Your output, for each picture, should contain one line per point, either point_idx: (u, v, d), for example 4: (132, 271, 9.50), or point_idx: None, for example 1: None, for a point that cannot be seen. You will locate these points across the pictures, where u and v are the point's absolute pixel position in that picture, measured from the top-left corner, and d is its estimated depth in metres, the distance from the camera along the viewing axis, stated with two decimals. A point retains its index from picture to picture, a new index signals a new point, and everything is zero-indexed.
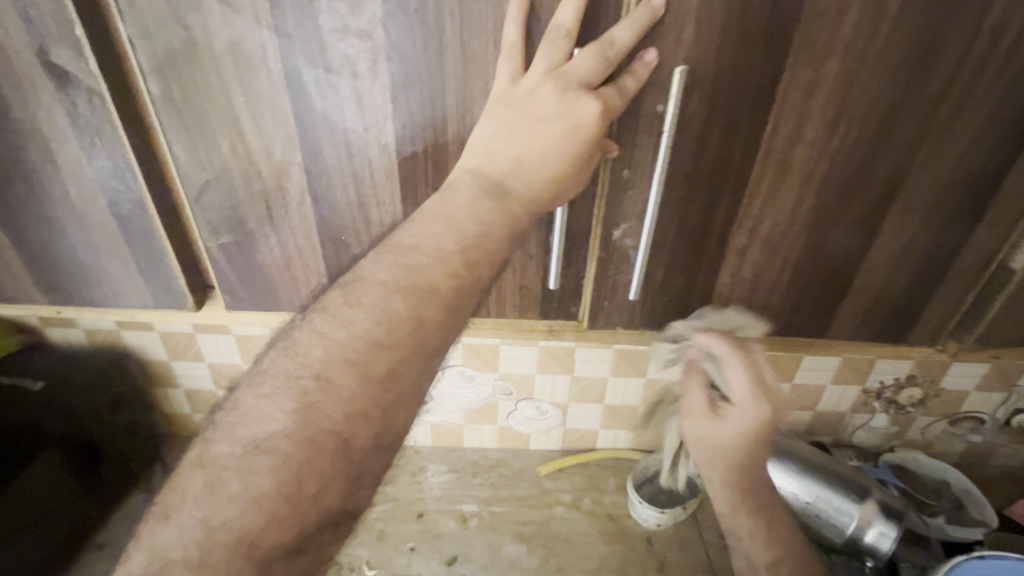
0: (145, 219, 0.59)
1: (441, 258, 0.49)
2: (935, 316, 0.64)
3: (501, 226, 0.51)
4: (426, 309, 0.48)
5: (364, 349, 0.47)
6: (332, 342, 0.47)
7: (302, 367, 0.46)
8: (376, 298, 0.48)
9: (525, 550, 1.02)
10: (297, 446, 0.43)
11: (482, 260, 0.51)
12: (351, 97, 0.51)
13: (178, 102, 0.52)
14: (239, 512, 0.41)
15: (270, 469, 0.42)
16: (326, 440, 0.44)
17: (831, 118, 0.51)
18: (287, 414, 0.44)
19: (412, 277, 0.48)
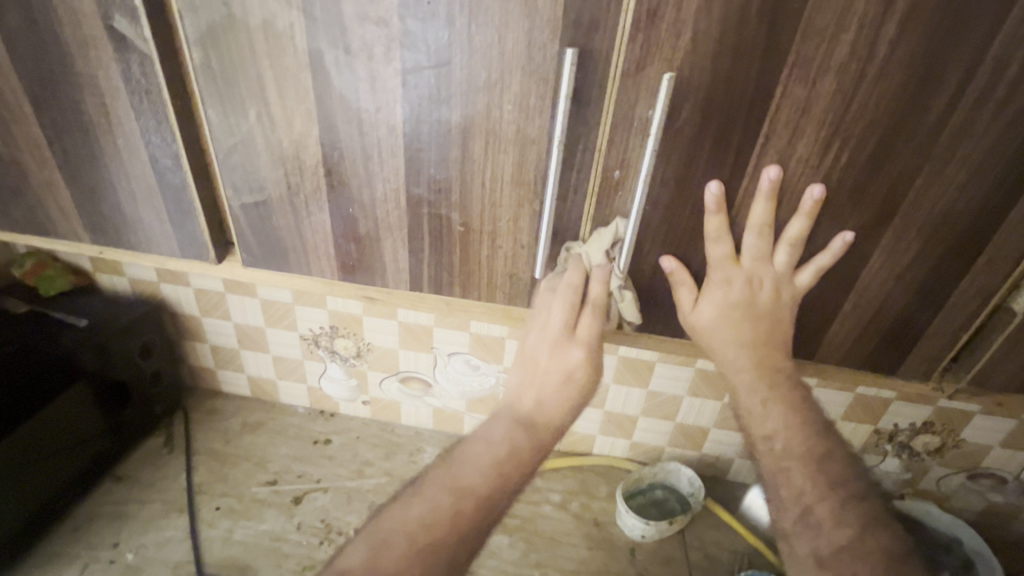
0: (180, 175, 0.66)
1: (507, 439, 0.64)
2: (931, 348, 0.63)
3: (530, 443, 0.65)
4: (500, 461, 0.62)
5: (472, 481, 0.60)
6: (453, 462, 0.63)
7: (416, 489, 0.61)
8: (471, 458, 0.63)
9: (507, 541, 1.02)
10: (418, 538, 0.56)
11: (524, 453, 0.64)
12: (366, 78, 0.55)
13: (215, 71, 0.58)
14: (359, 560, 0.55)
15: (397, 528, 0.57)
16: (437, 540, 0.56)
17: (825, 137, 0.53)
18: (414, 513, 0.58)
19: (489, 442, 0.64)
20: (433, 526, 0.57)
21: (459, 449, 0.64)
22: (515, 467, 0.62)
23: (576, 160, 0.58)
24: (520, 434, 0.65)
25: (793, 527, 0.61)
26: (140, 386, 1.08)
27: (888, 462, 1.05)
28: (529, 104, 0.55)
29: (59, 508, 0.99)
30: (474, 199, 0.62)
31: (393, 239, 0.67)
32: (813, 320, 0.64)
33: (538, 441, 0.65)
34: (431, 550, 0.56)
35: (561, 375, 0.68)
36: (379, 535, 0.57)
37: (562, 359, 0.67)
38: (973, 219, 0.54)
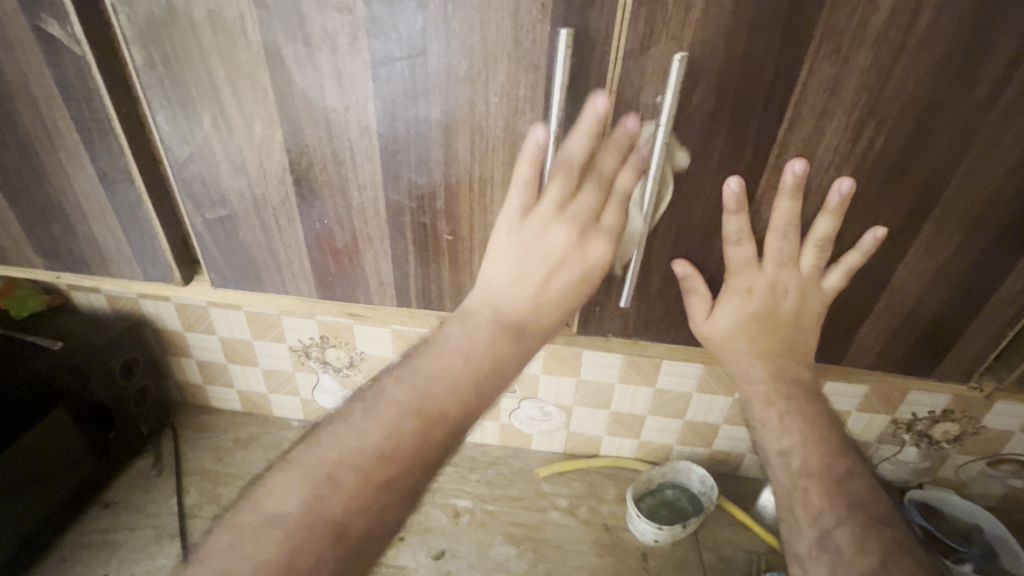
0: (134, 191, 0.59)
1: (467, 347, 0.51)
2: (970, 347, 0.58)
3: (513, 353, 0.52)
4: (468, 380, 0.50)
5: (443, 373, 0.50)
6: (405, 381, 0.49)
7: (319, 465, 0.45)
8: (447, 344, 0.52)
9: (513, 552, 0.97)
10: (374, 459, 0.45)
11: (485, 365, 0.51)
12: (331, 74, 0.49)
13: (160, 72, 0.51)
14: (293, 507, 0.43)
15: (331, 467, 0.45)
16: (406, 438, 0.47)
17: (858, 121, 0.46)
18: (365, 438, 0.46)
19: (463, 350, 0.51)
20: (389, 434, 0.46)
21: (435, 333, 0.53)
22: (475, 376, 0.50)
23: (574, 157, 0.51)
24: (489, 352, 0.52)
25: (807, 553, 0.53)
26: (126, 406, 1.02)
27: (906, 452, 1.00)
28: (517, 96, 0.48)
29: (43, 542, 0.93)
30: (461, 203, 0.56)
31: (374, 250, 0.60)
32: (842, 321, 0.59)
33: (526, 346, 0.54)
34: (402, 440, 0.46)
35: (576, 276, 0.53)
36: (319, 472, 0.45)
37: (576, 255, 0.53)
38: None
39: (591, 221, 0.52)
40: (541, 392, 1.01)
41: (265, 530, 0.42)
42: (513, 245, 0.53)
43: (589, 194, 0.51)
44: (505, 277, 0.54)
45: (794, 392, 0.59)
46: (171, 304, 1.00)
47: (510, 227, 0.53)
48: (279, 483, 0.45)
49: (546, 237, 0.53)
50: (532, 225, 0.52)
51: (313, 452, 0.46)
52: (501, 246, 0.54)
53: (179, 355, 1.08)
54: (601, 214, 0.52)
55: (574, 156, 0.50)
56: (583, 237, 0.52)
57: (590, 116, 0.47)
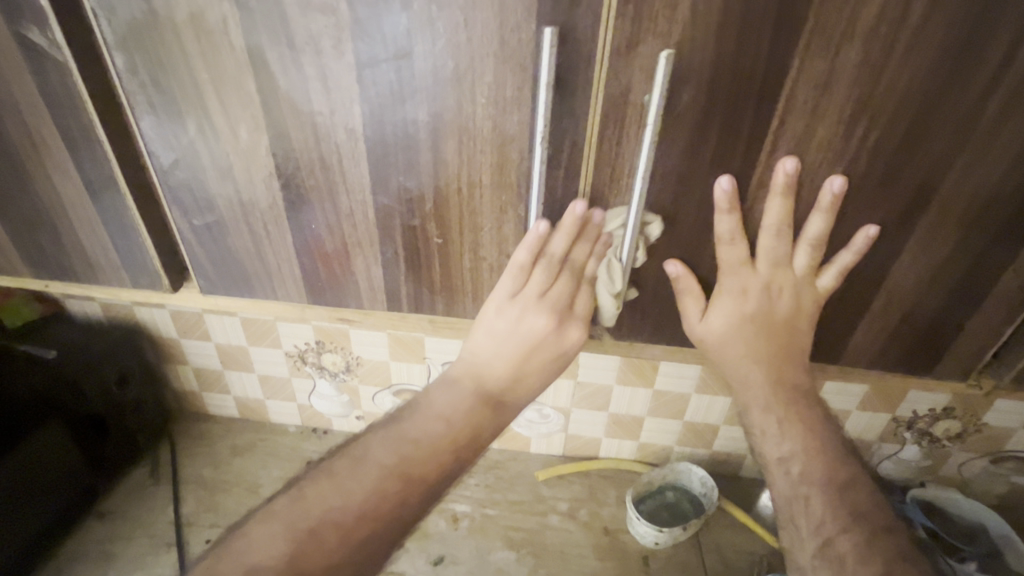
0: (120, 198, 0.59)
1: (447, 417, 0.56)
2: (969, 345, 0.57)
3: (491, 419, 0.57)
4: (446, 445, 0.54)
5: (428, 437, 0.54)
6: (391, 440, 0.54)
7: (302, 517, 0.50)
8: (431, 411, 0.56)
9: (513, 557, 0.96)
10: (353, 520, 0.50)
11: (464, 433, 0.55)
12: (316, 76, 0.48)
13: (143, 77, 0.50)
14: (278, 556, 0.48)
15: (314, 523, 0.49)
16: (386, 500, 0.51)
17: (850, 117, 0.46)
18: (349, 496, 0.51)
19: (444, 418, 0.55)
20: (369, 498, 0.51)
21: (419, 399, 0.58)
22: (454, 445, 0.55)
23: (563, 159, 0.51)
24: (471, 420, 0.56)
25: (810, 561, 0.54)
26: (121, 415, 1.01)
27: (907, 450, 0.99)
28: (505, 97, 0.48)
29: (38, 553, 0.92)
30: (450, 207, 0.55)
31: (364, 255, 0.59)
32: (840, 320, 0.58)
33: (501, 419, 0.58)
34: (382, 497, 0.51)
35: (549, 357, 0.58)
36: (300, 527, 0.49)
37: (551, 344, 0.58)
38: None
39: (564, 311, 0.57)
40: (539, 395, 1.00)
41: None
42: (497, 324, 0.57)
43: (563, 288, 0.56)
44: (487, 357, 0.58)
45: (790, 393, 0.59)
46: (165, 311, 0.99)
47: (495, 309, 0.57)
48: (258, 533, 0.49)
49: (523, 323, 0.57)
50: (513, 308, 0.57)
51: (298, 509, 0.50)
52: (487, 320, 0.58)
53: (174, 363, 1.07)
54: (574, 302, 0.57)
55: (556, 252, 0.55)
56: (559, 325, 0.57)
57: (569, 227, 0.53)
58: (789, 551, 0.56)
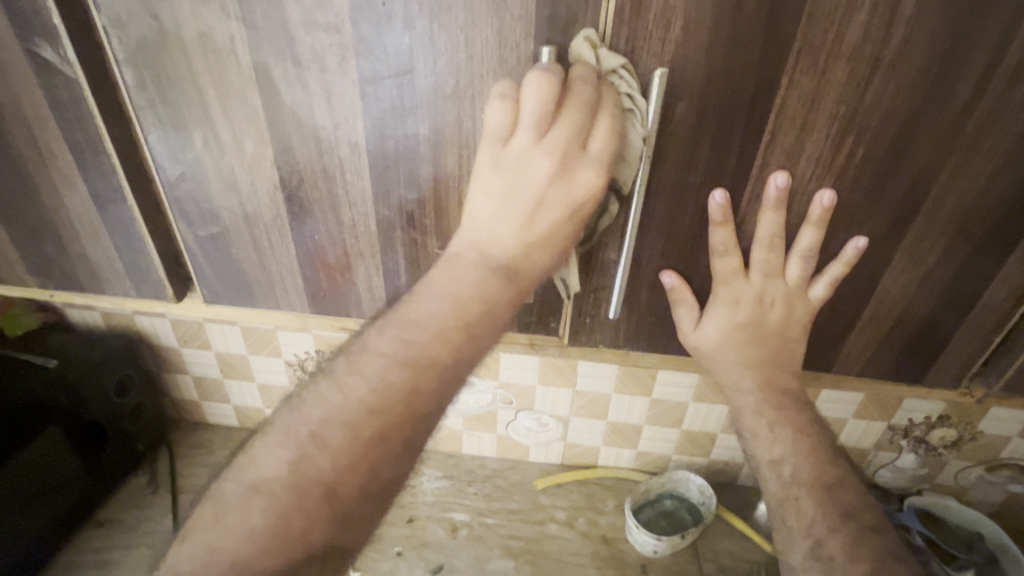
0: (126, 209, 0.60)
1: (442, 312, 0.47)
2: (958, 353, 0.58)
3: (509, 290, 0.48)
4: (455, 324, 0.47)
5: (430, 317, 0.47)
6: (392, 328, 0.47)
7: (302, 422, 0.45)
8: (433, 289, 0.48)
9: (512, 566, 0.96)
10: (359, 414, 0.44)
11: (475, 307, 0.47)
12: (320, 92, 0.49)
13: (151, 93, 0.52)
14: (279, 470, 0.43)
15: (317, 426, 0.44)
16: (392, 391, 0.45)
17: (838, 133, 0.47)
18: (351, 392, 0.45)
19: (450, 294, 0.47)
20: (371, 393, 0.45)
21: (422, 278, 0.50)
22: (465, 325, 0.47)
23: None
24: (477, 294, 0.47)
25: (802, 562, 0.54)
26: (122, 423, 1.01)
27: (903, 457, 0.99)
28: None
29: (38, 561, 0.93)
30: (450, 218, 0.56)
31: (365, 264, 0.60)
32: (833, 329, 0.59)
33: (516, 286, 0.48)
34: (386, 395, 0.45)
35: (562, 214, 0.48)
36: (302, 430, 0.44)
37: (563, 183, 0.47)
38: (1009, 208, 0.49)
39: (575, 154, 0.46)
40: (538, 403, 1.01)
41: (255, 494, 0.43)
42: (491, 180, 0.48)
43: (570, 118, 0.45)
44: (503, 229, 0.48)
45: (784, 402, 0.60)
46: (166, 320, 1.00)
47: (480, 187, 0.48)
48: (265, 443, 0.45)
49: (526, 169, 0.46)
50: (511, 161, 0.47)
51: (296, 413, 0.45)
52: (478, 189, 0.48)
53: (175, 370, 1.08)
54: (590, 137, 0.46)
55: (537, 106, 0.44)
56: (567, 166, 0.46)
57: (536, 83, 0.44)
58: (782, 552, 0.56)
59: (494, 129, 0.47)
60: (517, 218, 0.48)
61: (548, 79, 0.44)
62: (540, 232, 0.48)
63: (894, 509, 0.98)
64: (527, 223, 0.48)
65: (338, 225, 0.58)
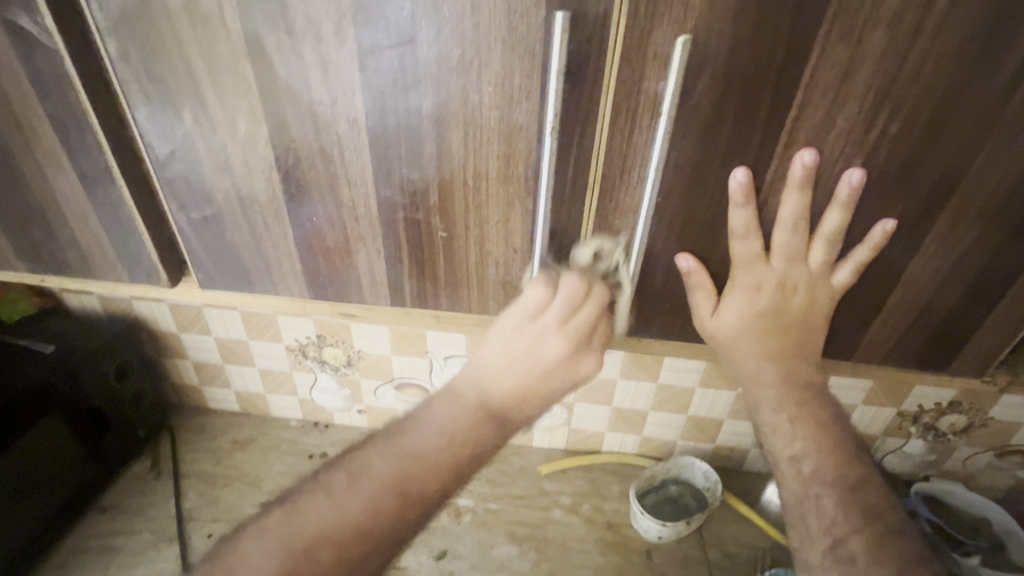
0: (115, 190, 0.57)
1: (460, 402, 0.56)
2: (985, 340, 0.56)
3: (493, 432, 0.55)
4: (448, 467, 0.53)
5: (426, 452, 0.52)
6: (392, 456, 0.52)
7: (298, 533, 0.49)
8: (426, 425, 0.54)
9: (516, 552, 0.95)
10: (350, 535, 0.49)
11: (468, 438, 0.54)
12: (317, 64, 0.46)
13: (137, 66, 0.48)
14: (271, 568, 0.47)
15: (309, 539, 0.49)
16: (383, 515, 0.50)
17: (871, 107, 0.44)
18: (348, 506, 0.50)
19: (444, 433, 0.54)
20: (370, 506, 0.50)
21: (419, 409, 0.56)
22: (453, 457, 0.53)
23: (572, 151, 0.49)
24: (470, 448, 0.54)
25: (821, 562, 0.53)
26: (121, 409, 1.00)
27: (913, 444, 0.98)
28: (513, 85, 0.46)
29: (41, 548, 0.92)
30: (455, 202, 0.53)
31: (366, 249, 0.58)
32: (855, 316, 0.57)
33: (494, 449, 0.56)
34: (378, 516, 0.50)
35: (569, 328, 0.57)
36: (316, 506, 0.50)
37: (566, 367, 0.58)
38: None
39: (580, 347, 0.58)
40: None
41: (257, 572, 0.47)
42: (504, 291, 0.55)
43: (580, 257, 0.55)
44: (501, 386, 0.57)
45: (801, 390, 0.58)
46: (165, 305, 0.98)
47: (518, 326, 0.56)
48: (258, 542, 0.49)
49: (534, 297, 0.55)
50: (524, 335, 0.56)
51: (294, 520, 0.50)
52: (477, 359, 0.58)
53: (174, 356, 1.06)
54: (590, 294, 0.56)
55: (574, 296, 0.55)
56: (575, 354, 0.58)
57: (546, 288, 0.55)
58: (799, 551, 0.55)
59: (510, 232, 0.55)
60: (523, 347, 0.57)
61: (576, 286, 0.55)
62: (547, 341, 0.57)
63: (901, 495, 0.96)
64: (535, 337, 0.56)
65: (337, 206, 0.55)
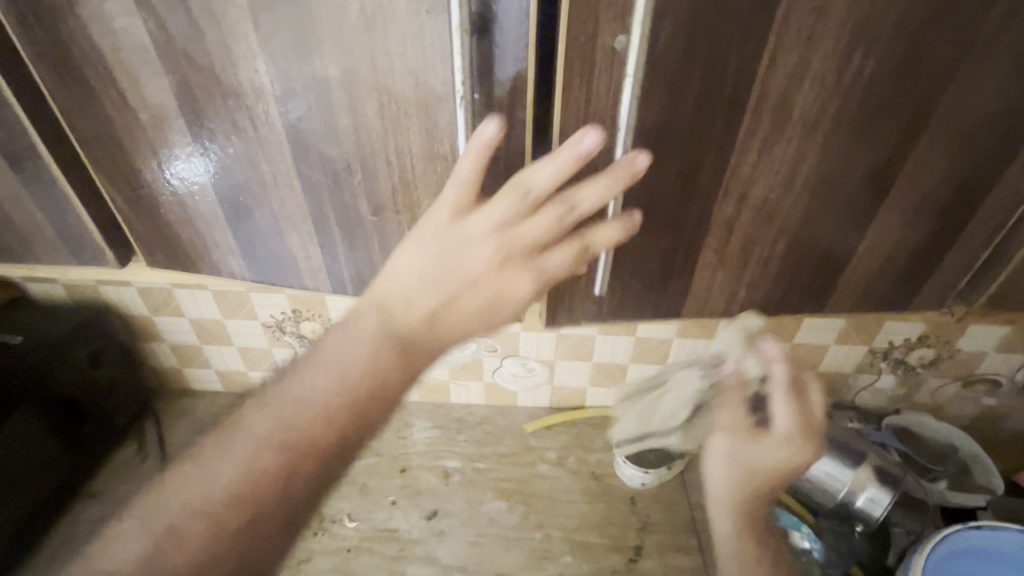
0: (45, 169, 0.54)
1: (324, 415, 0.45)
2: (945, 275, 0.59)
3: (398, 365, 0.47)
4: (338, 396, 0.45)
5: (303, 417, 0.45)
6: (268, 409, 0.46)
7: (160, 511, 0.44)
8: (324, 357, 0.47)
9: (504, 507, 0.98)
10: (220, 503, 0.43)
11: (367, 389, 0.46)
12: (208, 26, 0.43)
13: (38, 33, 0.45)
14: (131, 559, 0.42)
15: (172, 517, 0.44)
16: (261, 480, 0.44)
17: (844, 49, 0.44)
18: (217, 480, 0.44)
19: (300, 401, 0.45)
20: (247, 476, 0.44)
21: (317, 346, 0.48)
22: (351, 404, 0.45)
23: (509, 103, 0.47)
24: (366, 360, 0.46)
25: None
26: (97, 396, 0.98)
27: (883, 379, 1.00)
28: (435, 35, 0.43)
29: (30, 534, 0.93)
30: (390, 173, 0.52)
31: (297, 228, 0.56)
32: (828, 264, 0.58)
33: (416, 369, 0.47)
34: (256, 478, 0.44)
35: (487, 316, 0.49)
36: (161, 525, 0.43)
37: (497, 278, 0.48)
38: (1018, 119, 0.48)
39: (528, 253, 0.49)
40: (523, 348, 0.99)
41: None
42: (407, 269, 0.49)
43: (535, 226, 0.48)
44: (430, 308, 0.48)
45: None
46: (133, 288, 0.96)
47: (415, 242, 0.48)
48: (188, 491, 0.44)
49: (457, 228, 0.48)
50: (451, 233, 0.48)
51: (155, 498, 0.45)
52: (333, 348, 0.47)
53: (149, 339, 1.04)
54: (549, 249, 0.50)
55: (539, 191, 0.48)
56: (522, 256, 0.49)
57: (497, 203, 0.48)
58: None
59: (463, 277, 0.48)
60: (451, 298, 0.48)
61: (514, 200, 0.48)
62: (495, 288, 0.49)
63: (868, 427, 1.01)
64: (497, 301, 0.49)
65: (260, 183, 0.53)
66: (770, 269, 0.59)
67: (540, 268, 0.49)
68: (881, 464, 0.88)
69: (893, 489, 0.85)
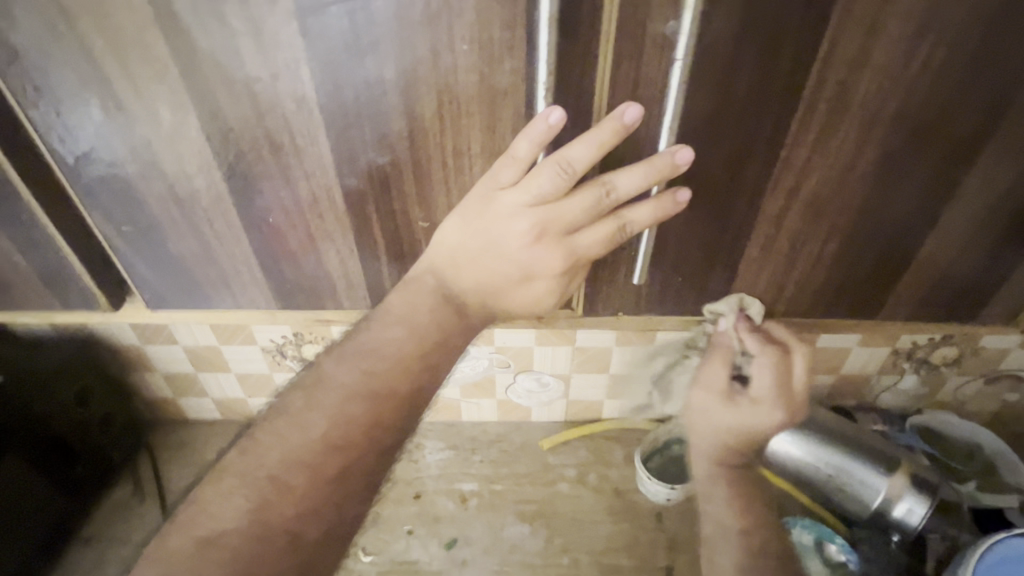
0: (24, 207, 0.47)
1: (401, 360, 0.47)
2: (1014, 286, 0.53)
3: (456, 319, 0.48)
4: (410, 351, 0.47)
5: (385, 349, 0.47)
6: (347, 362, 0.47)
7: (258, 467, 0.45)
8: (389, 318, 0.48)
9: (527, 530, 0.87)
10: (320, 454, 0.45)
11: (430, 331, 0.47)
12: (246, 30, 0.37)
13: (18, 49, 0.39)
14: (239, 517, 0.43)
15: (271, 467, 0.45)
16: (351, 428, 0.46)
17: (913, 34, 0.38)
18: (308, 431, 0.45)
19: (371, 354, 0.47)
20: (337, 422, 0.46)
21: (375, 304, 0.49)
22: (421, 347, 0.47)
23: (568, 115, 0.42)
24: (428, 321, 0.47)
25: None
26: (88, 437, 0.86)
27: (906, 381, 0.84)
28: (491, 43, 0.38)
29: None
30: (426, 192, 0.47)
31: (334, 245, 0.50)
32: (879, 272, 0.52)
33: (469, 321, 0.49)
34: (347, 424, 0.46)
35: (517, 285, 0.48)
36: (260, 476, 0.44)
37: (525, 257, 0.46)
38: None
39: (560, 232, 0.45)
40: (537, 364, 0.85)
41: (207, 548, 0.42)
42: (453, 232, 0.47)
43: (578, 203, 0.44)
44: (472, 273, 0.48)
45: None
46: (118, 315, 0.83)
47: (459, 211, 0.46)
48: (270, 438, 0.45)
49: (493, 201, 0.44)
50: (488, 209, 0.44)
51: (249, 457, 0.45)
52: (399, 308, 0.48)
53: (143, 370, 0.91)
54: (582, 229, 0.45)
55: (579, 169, 0.42)
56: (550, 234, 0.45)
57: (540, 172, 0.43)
58: None
59: (503, 241, 0.45)
60: (493, 276, 0.48)
61: (562, 168, 0.42)
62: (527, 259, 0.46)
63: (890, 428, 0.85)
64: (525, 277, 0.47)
65: (298, 204, 0.47)
66: (843, 285, 0.54)
67: (567, 246, 0.45)
68: (918, 469, 0.73)
69: (933, 497, 0.71)
